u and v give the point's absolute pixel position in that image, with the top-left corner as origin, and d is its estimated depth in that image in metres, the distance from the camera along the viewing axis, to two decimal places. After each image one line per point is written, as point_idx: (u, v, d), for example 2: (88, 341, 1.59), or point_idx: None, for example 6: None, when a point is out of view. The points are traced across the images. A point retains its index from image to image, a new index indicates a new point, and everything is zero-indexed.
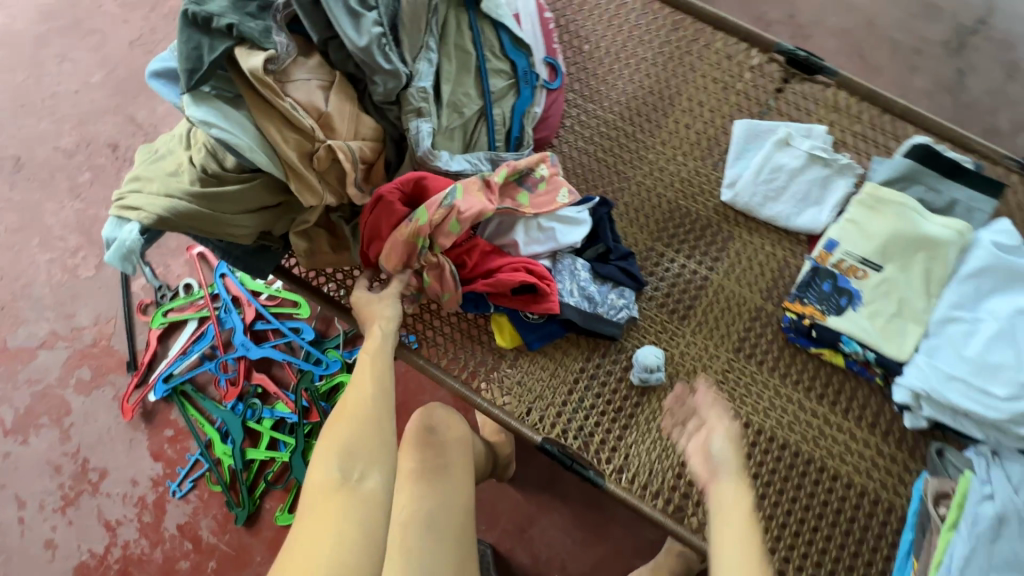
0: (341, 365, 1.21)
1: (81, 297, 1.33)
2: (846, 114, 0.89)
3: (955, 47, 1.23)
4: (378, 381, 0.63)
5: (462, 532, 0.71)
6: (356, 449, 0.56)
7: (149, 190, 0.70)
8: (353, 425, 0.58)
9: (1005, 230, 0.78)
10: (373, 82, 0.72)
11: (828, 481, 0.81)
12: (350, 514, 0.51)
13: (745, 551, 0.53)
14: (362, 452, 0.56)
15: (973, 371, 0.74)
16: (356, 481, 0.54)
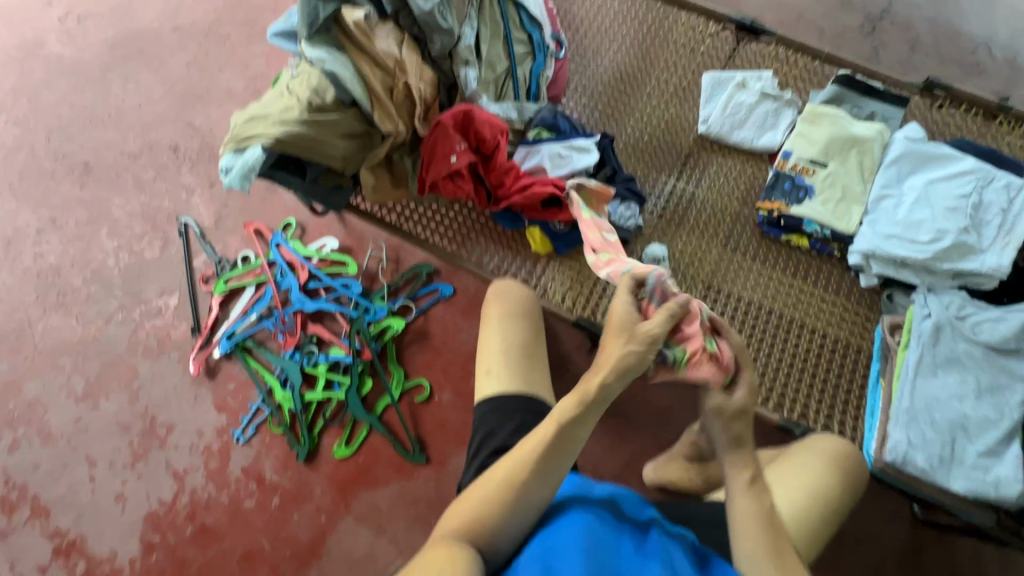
0: (387, 311, 1.38)
1: (147, 276, 1.49)
2: (787, 63, 1.17)
3: (868, 29, 1.55)
4: (554, 449, 0.64)
5: (539, 361, 0.89)
6: (496, 507, 0.61)
7: (267, 121, 0.91)
8: (507, 485, 0.62)
9: (914, 128, 1.03)
10: (433, 40, 0.97)
11: (809, 334, 1.00)
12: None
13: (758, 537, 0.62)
14: (499, 516, 0.61)
15: (904, 229, 0.96)
16: (485, 543, 0.60)
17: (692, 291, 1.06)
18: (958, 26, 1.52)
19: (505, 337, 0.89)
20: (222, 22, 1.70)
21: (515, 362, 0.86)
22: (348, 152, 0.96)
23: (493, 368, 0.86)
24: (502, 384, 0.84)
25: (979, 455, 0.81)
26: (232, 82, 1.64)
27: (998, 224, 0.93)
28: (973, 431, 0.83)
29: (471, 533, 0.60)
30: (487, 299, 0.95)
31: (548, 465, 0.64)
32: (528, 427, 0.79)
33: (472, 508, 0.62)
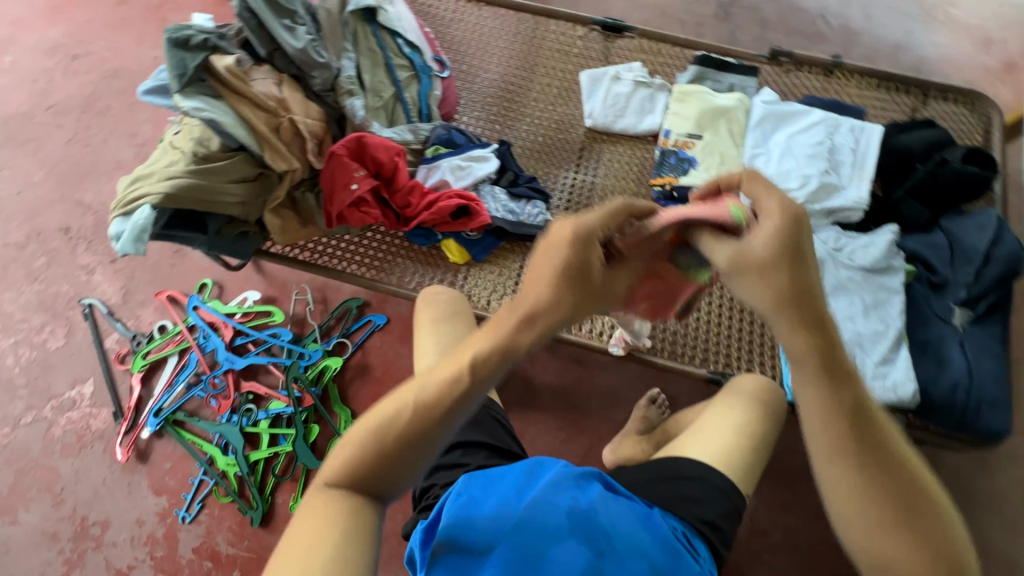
0: (322, 353, 1.35)
1: (53, 368, 1.38)
2: (652, 53, 1.27)
3: (722, 15, 1.71)
4: (451, 391, 0.53)
5: None
6: (378, 456, 0.54)
7: (152, 181, 0.89)
8: (391, 429, 0.54)
9: (768, 93, 1.15)
10: (312, 76, 0.98)
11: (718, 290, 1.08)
12: (326, 539, 0.52)
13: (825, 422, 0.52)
14: (384, 465, 0.54)
15: (777, 180, 1.06)
16: (369, 493, 0.55)
17: None
18: (795, 2, 1.72)
19: (437, 339, 0.90)
20: (100, 94, 1.65)
21: (452, 361, 0.87)
22: (244, 196, 0.95)
23: (431, 371, 0.86)
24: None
25: (877, 366, 0.90)
26: (119, 152, 1.58)
27: (852, 163, 1.06)
28: (868, 346, 0.92)
29: (351, 479, 0.55)
30: (418, 308, 0.97)
31: (446, 410, 0.54)
32: (469, 425, 0.79)
33: (349, 447, 0.56)
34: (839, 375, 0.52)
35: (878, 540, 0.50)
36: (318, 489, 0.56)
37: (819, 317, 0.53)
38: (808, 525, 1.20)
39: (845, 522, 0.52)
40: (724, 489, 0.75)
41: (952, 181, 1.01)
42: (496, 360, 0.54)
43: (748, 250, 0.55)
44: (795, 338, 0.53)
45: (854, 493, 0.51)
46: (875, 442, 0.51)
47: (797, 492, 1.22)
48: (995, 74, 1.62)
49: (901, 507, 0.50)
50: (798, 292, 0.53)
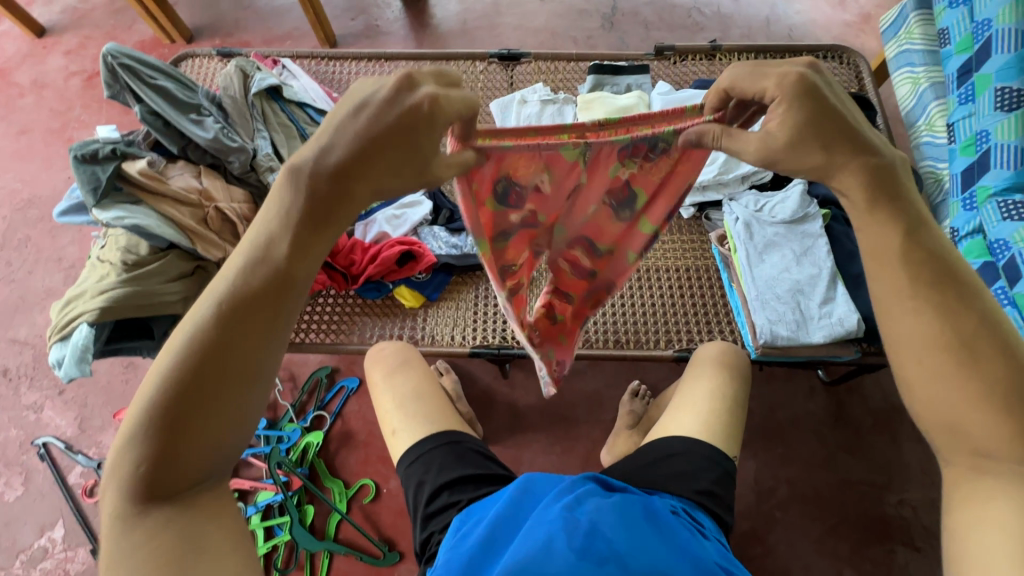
0: (301, 431, 1.31)
1: (17, 520, 1.29)
2: (551, 73, 1.36)
3: (607, 25, 1.84)
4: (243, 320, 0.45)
5: (443, 398, 0.91)
6: (176, 438, 0.43)
7: (85, 298, 0.88)
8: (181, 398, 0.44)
9: (663, 86, 1.24)
10: (230, 161, 0.99)
11: (662, 273, 1.13)
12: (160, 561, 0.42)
13: (888, 271, 0.49)
14: (192, 443, 0.44)
15: None
16: (188, 488, 0.45)
17: None
18: (668, 2, 1.87)
19: (397, 391, 0.91)
20: (16, 227, 1.60)
21: (413, 410, 0.87)
22: (185, 292, 0.93)
23: (398, 426, 0.86)
24: (412, 436, 0.84)
25: (821, 307, 0.97)
26: (48, 280, 1.53)
27: None
28: (808, 290, 0.99)
29: (155, 485, 0.43)
30: (368, 367, 0.97)
31: (250, 351, 0.46)
32: (450, 464, 0.79)
33: (127, 450, 0.44)
34: (911, 250, 0.49)
35: (972, 401, 0.46)
36: (116, 523, 0.43)
37: (894, 196, 0.50)
38: (809, 473, 1.23)
39: (921, 390, 0.48)
40: (715, 461, 0.77)
41: None
42: (304, 266, 0.48)
43: (769, 137, 0.51)
44: (860, 216, 0.51)
45: (924, 360, 0.47)
46: (953, 297, 0.48)
47: (790, 445, 1.26)
48: (855, 26, 1.80)
49: (983, 362, 0.46)
50: (876, 179, 0.50)
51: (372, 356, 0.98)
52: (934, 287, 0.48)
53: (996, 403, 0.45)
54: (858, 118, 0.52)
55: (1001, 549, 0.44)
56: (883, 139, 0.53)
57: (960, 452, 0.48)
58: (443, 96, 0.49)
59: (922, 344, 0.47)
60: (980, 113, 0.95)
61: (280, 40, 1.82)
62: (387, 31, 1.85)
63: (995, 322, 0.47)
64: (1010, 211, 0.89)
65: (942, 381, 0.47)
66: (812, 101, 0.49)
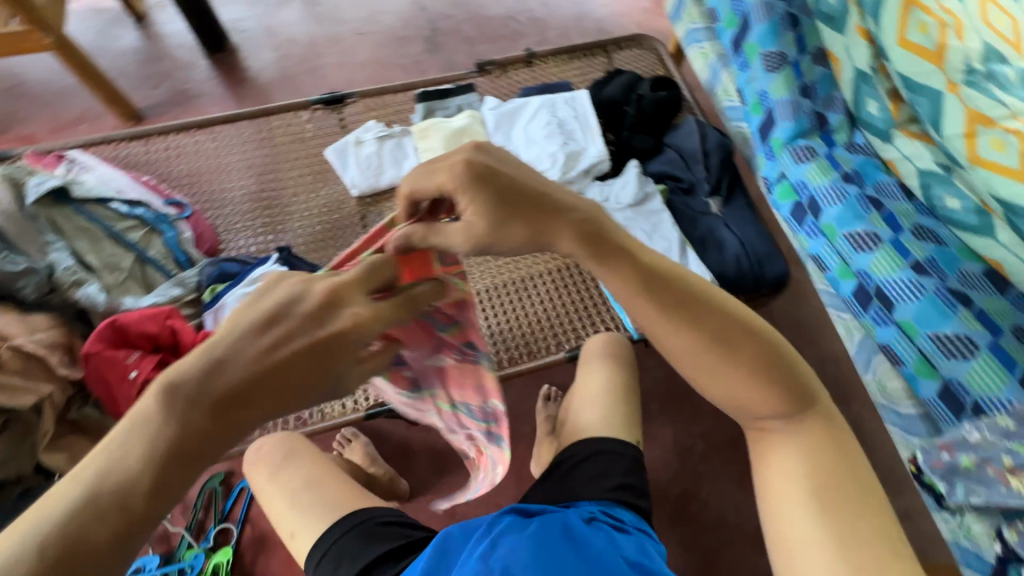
0: (205, 554, 1.16)
1: None
2: (381, 108, 1.33)
3: (432, 48, 1.85)
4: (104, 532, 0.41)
5: (342, 477, 0.87)
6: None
7: None
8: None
9: (491, 101, 1.27)
10: (21, 289, 0.87)
11: (537, 280, 1.15)
12: None
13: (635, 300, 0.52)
14: None
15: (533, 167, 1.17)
16: None
17: None
18: (483, 16, 1.93)
19: (290, 489, 0.84)
20: None
21: (310, 504, 0.82)
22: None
23: (296, 529, 0.80)
24: (313, 533, 0.78)
25: None
26: None
27: (581, 128, 1.21)
28: None
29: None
30: (250, 472, 0.90)
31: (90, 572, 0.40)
32: (364, 547, 0.73)
33: None
34: (647, 281, 0.51)
35: (738, 383, 0.51)
36: None
37: (607, 238, 0.53)
38: (717, 422, 1.33)
39: (703, 385, 0.53)
40: (621, 453, 0.80)
41: (655, 108, 1.22)
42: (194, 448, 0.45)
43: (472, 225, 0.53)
44: (590, 264, 0.53)
45: (700, 365, 0.52)
46: (695, 306, 0.51)
47: (695, 401, 1.35)
48: (652, 10, 1.98)
49: (736, 351, 0.51)
50: (586, 233, 0.53)
51: (256, 456, 0.90)
52: (679, 304, 0.51)
53: (758, 378, 0.51)
54: (539, 180, 0.54)
55: (790, 496, 0.51)
56: (571, 190, 0.56)
57: (748, 420, 0.54)
58: (371, 315, 0.52)
59: (685, 352, 0.52)
60: (756, 77, 1.08)
61: (71, 126, 1.61)
62: (199, 93, 1.70)
63: (731, 311, 0.52)
64: (802, 155, 1.02)
65: (712, 373, 0.52)
66: (491, 186, 0.51)
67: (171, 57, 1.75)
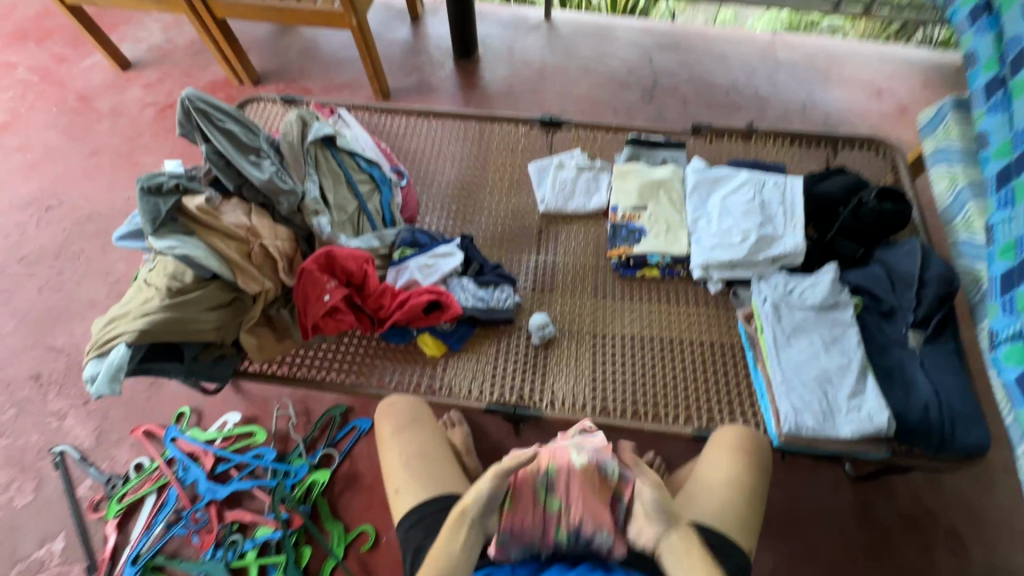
0: (308, 467, 1.31)
1: (23, 527, 1.30)
2: (589, 140, 1.41)
3: (647, 98, 1.93)
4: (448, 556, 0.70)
5: (450, 458, 0.92)
6: None
7: (128, 318, 0.91)
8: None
9: (698, 162, 1.28)
10: (279, 202, 1.05)
11: (689, 347, 1.12)
12: None
13: None
14: None
15: (720, 237, 1.16)
16: None
17: (582, 346, 1.14)
18: (707, 81, 1.96)
19: (405, 449, 0.91)
20: (73, 239, 1.71)
21: (422, 469, 0.88)
22: (220, 321, 0.96)
23: (401, 485, 0.87)
24: (416, 496, 0.84)
25: (849, 399, 0.94)
26: (92, 292, 1.61)
27: (783, 214, 1.16)
28: (837, 381, 0.96)
29: None
30: (378, 420, 0.98)
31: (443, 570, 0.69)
32: None
33: None
34: None
35: None
36: None
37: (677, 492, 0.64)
38: (830, 574, 1.16)
39: None
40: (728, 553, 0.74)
41: (874, 220, 1.11)
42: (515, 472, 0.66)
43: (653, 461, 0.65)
44: None
45: None
46: None
47: (811, 540, 1.19)
48: (892, 117, 1.85)
49: None
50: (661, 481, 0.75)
51: (386, 406, 0.99)
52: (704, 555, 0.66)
53: None
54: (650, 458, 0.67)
55: None
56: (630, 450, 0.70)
57: None
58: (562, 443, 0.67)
59: None
60: (1018, 220, 0.96)
61: (338, 89, 1.96)
62: (438, 88, 1.97)
63: None
64: None
65: None
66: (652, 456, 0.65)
67: (428, 53, 2.05)
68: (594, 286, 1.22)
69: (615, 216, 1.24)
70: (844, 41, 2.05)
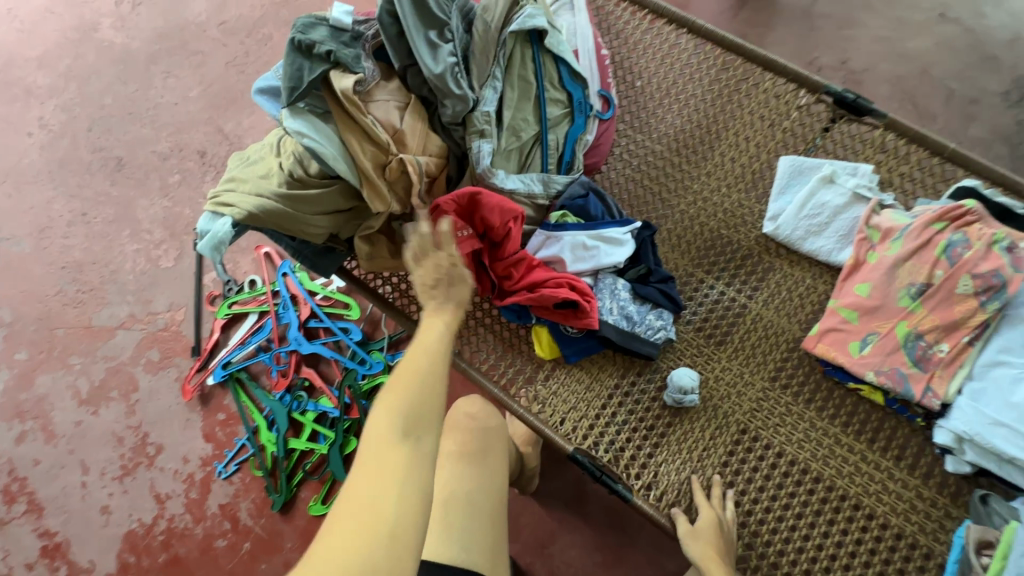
0: (383, 366, 1.27)
1: (160, 286, 1.46)
2: (894, 154, 0.92)
3: (1014, 98, 1.23)
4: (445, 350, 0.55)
5: (494, 514, 0.71)
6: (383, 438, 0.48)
7: (242, 190, 0.79)
8: (441, 410, 0.51)
9: None
10: (443, 105, 0.80)
11: (862, 520, 0.79)
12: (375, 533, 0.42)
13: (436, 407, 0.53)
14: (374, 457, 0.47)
15: (1020, 417, 0.72)
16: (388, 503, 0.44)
17: (722, 434, 0.86)
18: None
19: (454, 484, 0.71)
20: (267, 21, 1.63)
21: (459, 522, 0.68)
22: (331, 228, 0.82)
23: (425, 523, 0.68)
24: (432, 549, 0.65)
25: None
26: None
27: None
28: None
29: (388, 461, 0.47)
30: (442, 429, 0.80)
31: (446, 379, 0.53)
32: None
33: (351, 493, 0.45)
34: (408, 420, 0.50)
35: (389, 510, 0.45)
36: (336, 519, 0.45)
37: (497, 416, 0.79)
38: None
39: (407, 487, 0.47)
40: None
41: None
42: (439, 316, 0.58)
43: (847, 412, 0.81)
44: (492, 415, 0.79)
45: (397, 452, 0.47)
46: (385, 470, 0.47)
47: None
48: None
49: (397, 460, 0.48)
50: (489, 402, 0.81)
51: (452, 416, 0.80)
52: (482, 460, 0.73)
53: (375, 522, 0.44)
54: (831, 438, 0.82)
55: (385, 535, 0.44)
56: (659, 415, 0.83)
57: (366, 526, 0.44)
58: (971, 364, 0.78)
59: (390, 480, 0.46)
60: None
61: None
62: None
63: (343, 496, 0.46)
64: None
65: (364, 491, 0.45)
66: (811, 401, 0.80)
67: None
68: (780, 367, 0.88)
69: (935, 270, 0.79)
70: None
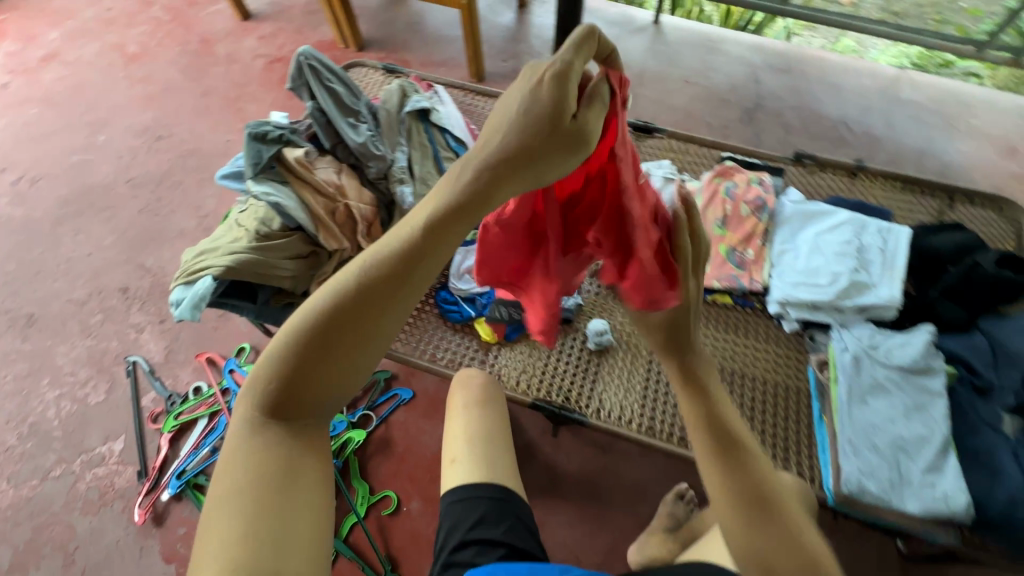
0: (346, 425, 1.35)
1: (91, 423, 1.42)
2: (680, 152, 1.36)
3: (747, 120, 1.83)
4: (373, 296, 0.44)
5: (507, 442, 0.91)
6: (301, 376, 0.46)
7: (216, 254, 0.96)
8: (348, 348, 0.46)
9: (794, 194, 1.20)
10: (368, 166, 1.07)
11: (750, 383, 1.07)
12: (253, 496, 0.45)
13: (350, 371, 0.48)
14: (305, 397, 0.47)
15: (806, 276, 1.08)
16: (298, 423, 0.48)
17: (638, 357, 1.11)
18: (816, 111, 1.84)
19: (470, 426, 0.91)
20: (175, 170, 1.84)
21: (479, 449, 0.87)
22: (295, 273, 1.00)
23: (458, 456, 0.86)
24: (466, 474, 0.83)
25: (923, 473, 0.86)
26: (183, 222, 1.73)
27: (882, 263, 1.06)
28: (912, 450, 0.88)
29: (275, 411, 0.47)
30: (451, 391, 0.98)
31: (371, 337, 0.45)
32: (489, 519, 0.77)
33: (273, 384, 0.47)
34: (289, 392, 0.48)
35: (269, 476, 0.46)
36: (245, 427, 0.47)
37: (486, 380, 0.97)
38: None
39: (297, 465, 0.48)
40: None
41: (985, 284, 1.00)
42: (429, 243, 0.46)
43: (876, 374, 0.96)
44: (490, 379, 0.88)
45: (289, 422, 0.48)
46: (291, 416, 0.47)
47: None
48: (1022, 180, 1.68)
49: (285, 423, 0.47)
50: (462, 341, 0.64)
51: (456, 385, 0.98)
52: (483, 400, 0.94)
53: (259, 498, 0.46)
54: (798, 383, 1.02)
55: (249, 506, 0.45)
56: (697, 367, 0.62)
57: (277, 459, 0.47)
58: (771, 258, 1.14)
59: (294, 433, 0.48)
60: None
61: (436, 64, 2.00)
62: None
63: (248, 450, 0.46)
64: None
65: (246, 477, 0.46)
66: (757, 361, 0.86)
67: (528, 41, 2.03)
68: None
69: (726, 206, 1.18)
70: (980, 90, 1.88)
